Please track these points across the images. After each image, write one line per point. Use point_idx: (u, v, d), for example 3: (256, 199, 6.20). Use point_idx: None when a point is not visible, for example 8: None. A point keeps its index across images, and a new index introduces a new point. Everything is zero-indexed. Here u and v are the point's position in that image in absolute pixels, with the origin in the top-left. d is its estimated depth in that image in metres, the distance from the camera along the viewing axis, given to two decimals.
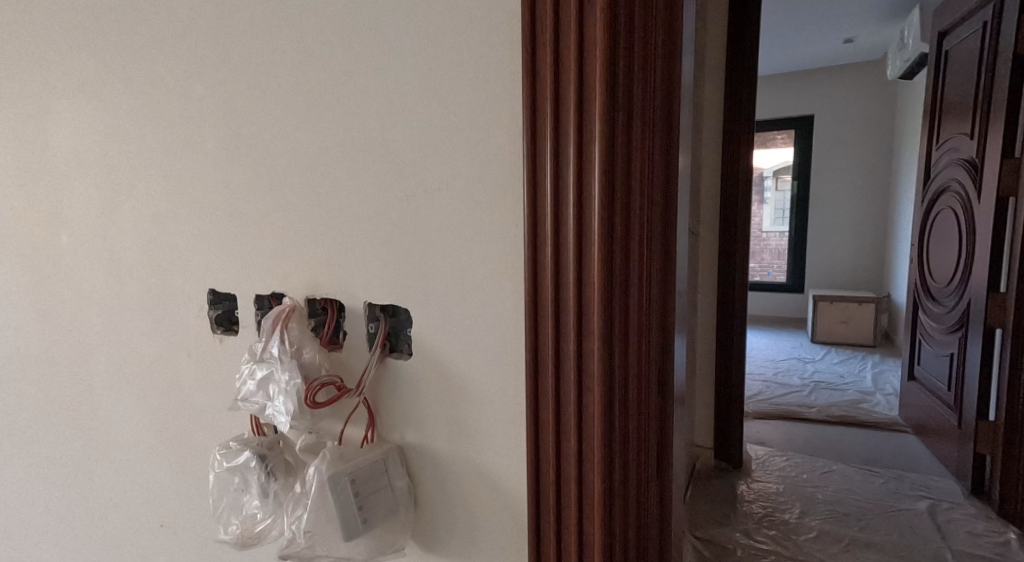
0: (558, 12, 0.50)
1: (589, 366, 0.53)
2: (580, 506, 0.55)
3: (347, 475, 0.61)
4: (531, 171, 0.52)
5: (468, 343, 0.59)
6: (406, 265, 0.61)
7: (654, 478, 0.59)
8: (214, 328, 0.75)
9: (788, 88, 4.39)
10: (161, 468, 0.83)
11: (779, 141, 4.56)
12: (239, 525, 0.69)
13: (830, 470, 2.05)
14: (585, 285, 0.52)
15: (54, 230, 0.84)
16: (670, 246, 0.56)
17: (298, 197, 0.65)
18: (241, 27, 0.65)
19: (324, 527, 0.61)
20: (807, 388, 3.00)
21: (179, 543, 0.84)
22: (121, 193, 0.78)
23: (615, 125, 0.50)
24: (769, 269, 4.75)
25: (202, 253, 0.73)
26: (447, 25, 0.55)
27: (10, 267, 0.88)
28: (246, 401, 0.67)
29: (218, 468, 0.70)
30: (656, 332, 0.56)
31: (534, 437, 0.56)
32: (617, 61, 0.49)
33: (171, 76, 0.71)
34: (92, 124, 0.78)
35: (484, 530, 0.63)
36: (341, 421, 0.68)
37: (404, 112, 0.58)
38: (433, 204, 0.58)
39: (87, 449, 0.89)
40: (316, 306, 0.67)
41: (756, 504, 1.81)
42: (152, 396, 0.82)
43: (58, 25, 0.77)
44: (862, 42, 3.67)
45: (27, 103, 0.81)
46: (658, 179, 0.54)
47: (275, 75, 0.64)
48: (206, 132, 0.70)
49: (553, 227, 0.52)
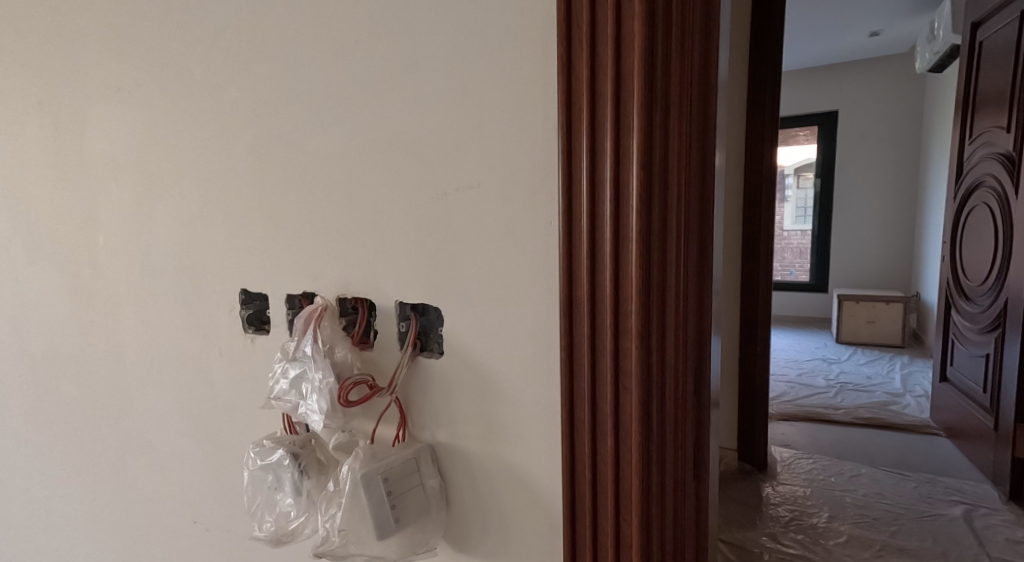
0: (593, 8, 0.49)
1: (626, 365, 0.52)
2: (617, 507, 0.55)
3: (380, 474, 0.61)
4: (566, 169, 0.52)
5: (501, 342, 0.59)
6: (437, 261, 0.61)
7: (692, 483, 0.58)
8: (245, 328, 0.76)
9: (811, 84, 4.31)
10: (193, 466, 0.85)
11: (801, 138, 4.47)
12: (274, 522, 0.70)
13: (860, 473, 2.00)
14: (623, 282, 0.51)
15: (90, 232, 0.85)
16: (707, 245, 0.54)
17: (329, 199, 0.66)
18: (272, 30, 0.66)
19: (358, 526, 0.61)
20: (833, 389, 2.94)
21: (211, 539, 0.86)
22: (155, 195, 0.79)
23: (654, 121, 0.49)
24: (792, 268, 4.67)
25: (233, 255, 0.74)
26: (478, 21, 0.55)
27: (48, 268, 0.90)
28: (279, 399, 0.68)
29: (252, 466, 0.71)
30: (692, 331, 0.55)
31: (568, 436, 0.56)
32: (656, 55, 0.49)
33: (204, 79, 0.72)
34: (127, 128, 0.79)
35: (517, 530, 0.62)
36: (372, 420, 0.68)
37: (434, 114, 0.58)
38: (464, 201, 0.58)
39: (123, 448, 0.91)
40: (347, 305, 0.67)
41: (782, 507, 1.77)
42: (185, 396, 0.83)
43: (93, 31, 0.79)
44: (890, 35, 3.58)
45: (64, 105, 0.83)
46: (695, 176, 0.52)
47: (305, 74, 0.65)
48: (238, 135, 0.71)
49: (590, 225, 0.51)
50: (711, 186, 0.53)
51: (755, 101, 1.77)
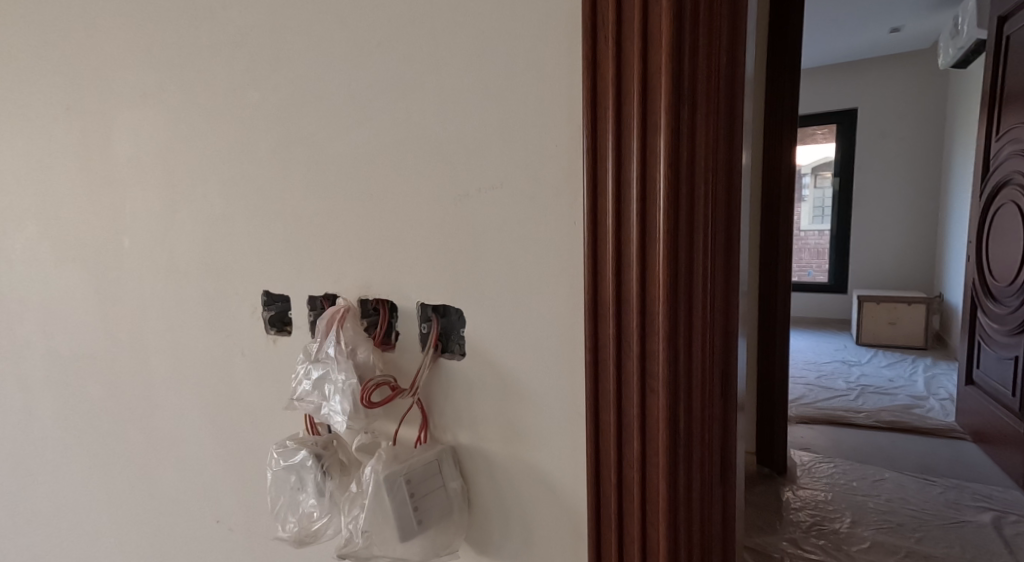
0: (620, 6, 0.49)
1: (653, 366, 0.52)
2: (643, 511, 0.54)
3: (403, 476, 0.61)
4: (591, 168, 0.51)
5: (524, 343, 0.58)
6: (459, 262, 0.61)
7: (720, 491, 0.56)
8: (267, 329, 0.76)
9: (830, 82, 4.25)
10: (215, 465, 0.85)
11: (819, 137, 4.41)
12: (297, 523, 0.70)
13: (883, 478, 1.96)
14: (650, 283, 0.51)
15: (115, 235, 0.87)
16: (735, 245, 0.53)
17: (351, 201, 0.66)
18: (295, 32, 0.66)
19: (381, 528, 0.61)
20: (853, 392, 2.89)
21: (233, 538, 0.86)
22: (179, 197, 0.80)
23: (681, 120, 0.49)
24: (809, 269, 4.61)
25: (256, 257, 0.75)
26: (498, 23, 0.55)
27: (74, 270, 0.92)
28: (302, 401, 0.68)
29: (275, 467, 0.71)
30: (720, 332, 0.53)
31: (593, 439, 0.55)
32: (684, 51, 0.48)
33: (227, 84, 0.73)
34: (152, 132, 0.80)
35: (540, 533, 0.62)
36: (395, 422, 0.68)
37: (456, 113, 0.58)
38: (487, 201, 0.58)
39: (147, 448, 0.92)
40: (368, 306, 0.67)
41: (803, 511, 1.74)
42: (208, 396, 0.84)
43: (119, 36, 0.80)
44: (911, 30, 3.51)
45: (90, 109, 0.84)
46: (722, 175, 0.51)
47: (327, 77, 0.65)
48: (261, 137, 0.71)
49: (616, 224, 0.51)
50: (738, 186, 0.52)
51: (774, 103, 1.75)
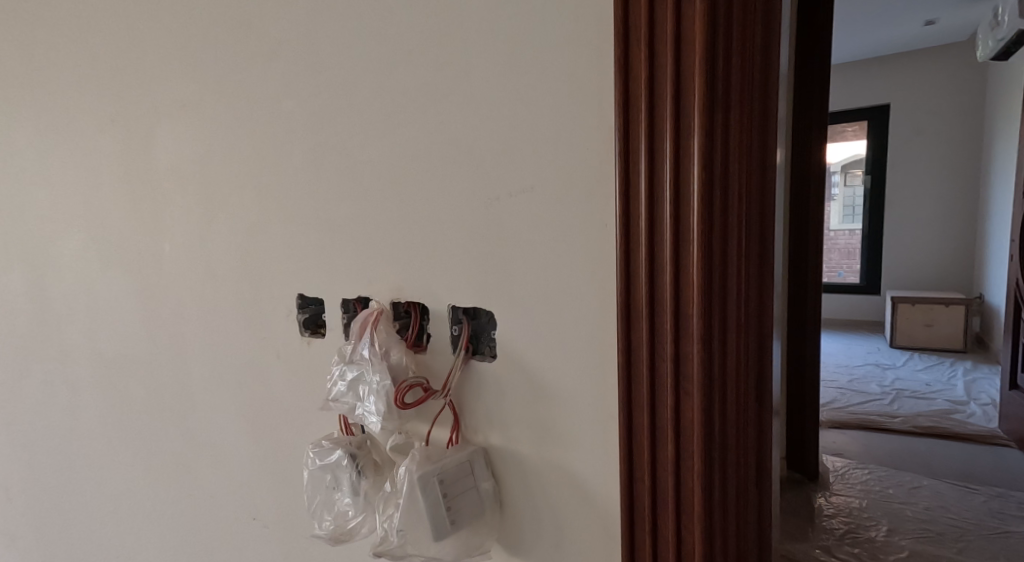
0: (652, 8, 0.49)
1: (687, 370, 0.51)
2: (678, 515, 0.54)
3: (436, 475, 0.62)
4: (623, 170, 0.51)
5: (555, 346, 0.59)
6: (489, 263, 0.61)
7: (754, 495, 0.56)
8: (302, 331, 0.78)
9: (862, 77, 4.14)
10: (252, 464, 0.88)
11: (849, 134, 4.30)
12: (332, 521, 0.72)
13: (920, 485, 1.90)
14: (684, 285, 0.51)
15: (157, 241, 0.90)
16: (769, 246, 0.53)
17: (385, 207, 0.67)
18: (329, 42, 0.68)
19: (415, 527, 0.62)
20: (887, 396, 2.81)
21: (268, 535, 0.89)
22: (217, 204, 0.83)
23: (715, 121, 0.48)
24: (840, 269, 4.50)
25: (291, 262, 0.77)
26: (532, 28, 0.55)
27: (118, 277, 0.95)
28: (337, 401, 0.69)
29: (312, 466, 0.73)
30: (754, 334, 0.53)
31: (627, 441, 0.55)
32: (718, 52, 0.48)
33: (262, 91, 0.75)
34: (192, 141, 0.83)
35: (572, 534, 0.62)
36: (427, 422, 0.69)
37: (487, 120, 0.59)
38: (518, 206, 0.58)
39: (187, 447, 0.95)
40: (400, 309, 0.69)
41: (837, 519, 1.69)
42: (244, 397, 0.86)
43: (161, 49, 0.83)
44: (947, 22, 3.41)
45: (133, 120, 0.88)
46: (754, 176, 0.51)
47: (361, 85, 0.67)
48: (296, 145, 0.73)
49: (649, 226, 0.51)
50: (772, 187, 0.52)
51: (802, 101, 1.72)
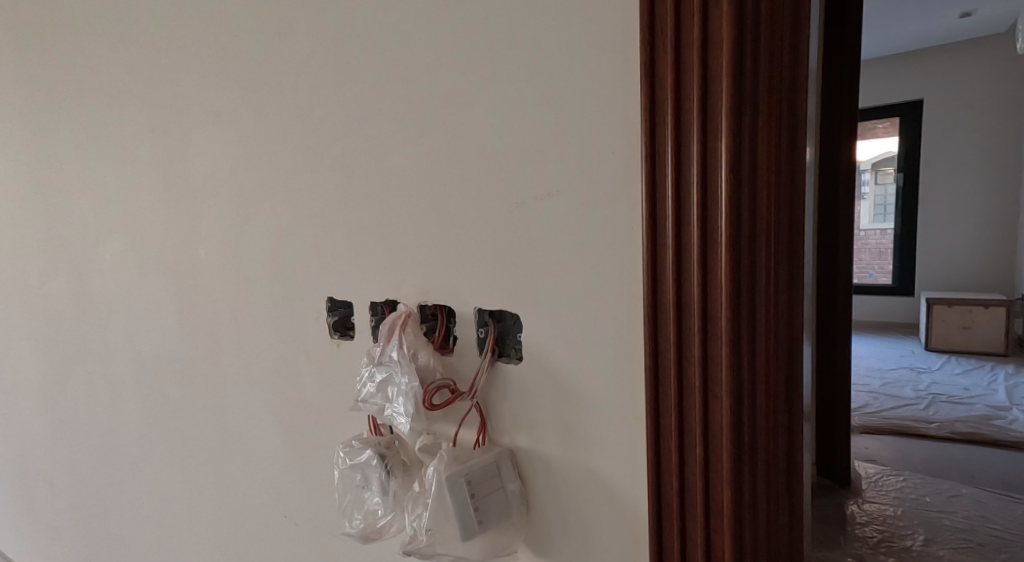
0: (678, 11, 0.49)
1: (715, 372, 0.51)
2: (706, 518, 0.54)
3: (463, 476, 0.63)
4: (650, 173, 0.52)
5: (581, 348, 0.59)
6: (515, 266, 0.62)
7: (785, 500, 0.56)
8: (331, 333, 0.80)
9: (894, 72, 4.04)
10: (283, 464, 0.90)
11: (880, 131, 4.20)
12: (362, 519, 0.73)
13: (959, 494, 1.84)
14: (711, 287, 0.51)
15: (193, 246, 0.93)
16: (798, 249, 0.52)
17: (412, 212, 0.68)
18: (358, 50, 0.70)
19: (444, 527, 0.63)
20: (922, 401, 2.73)
21: (299, 533, 0.91)
22: (249, 210, 0.85)
23: (743, 123, 0.48)
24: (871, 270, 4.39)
25: (321, 265, 0.79)
26: (556, 32, 0.56)
27: (157, 281, 0.99)
28: (366, 402, 0.71)
29: (342, 465, 0.74)
30: (783, 336, 0.53)
31: (654, 444, 0.55)
32: (744, 55, 0.48)
33: (293, 99, 0.77)
34: (225, 149, 0.86)
35: (599, 537, 0.62)
36: (454, 424, 0.70)
37: (512, 126, 0.60)
38: (543, 211, 0.59)
39: (220, 446, 0.97)
40: (427, 312, 0.70)
41: (870, 527, 1.64)
42: (276, 398, 0.88)
43: (197, 60, 0.86)
44: (984, 14, 3.31)
45: (170, 128, 0.91)
46: (783, 178, 0.51)
47: (389, 93, 0.68)
48: (325, 152, 0.75)
49: (675, 229, 0.51)
50: (800, 188, 0.52)
51: (832, 99, 1.69)
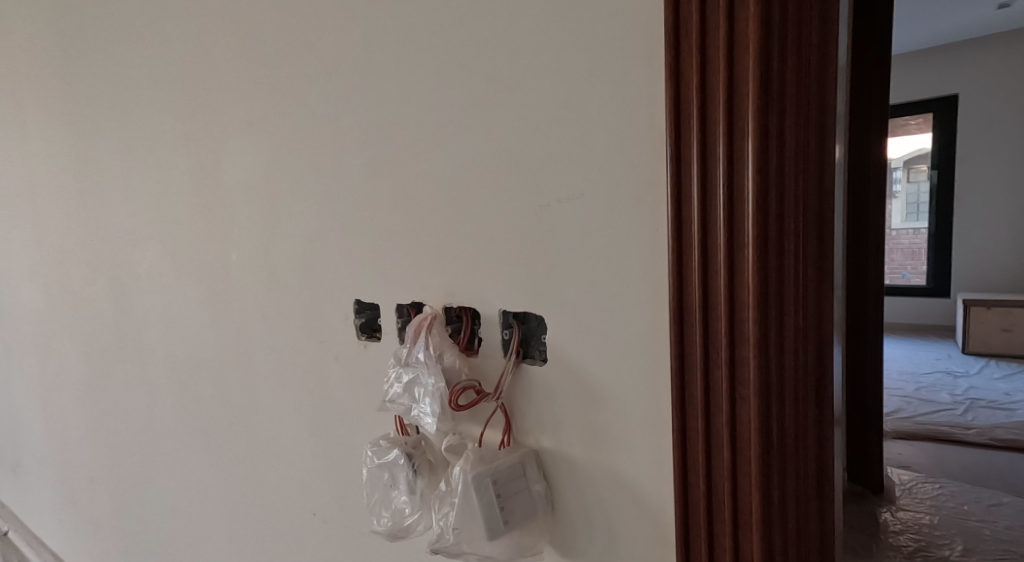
0: (704, 12, 0.49)
1: (743, 374, 0.51)
2: (734, 522, 0.53)
3: (489, 476, 0.64)
4: (675, 175, 0.51)
5: (606, 350, 0.59)
6: (540, 268, 0.62)
7: (814, 501, 0.55)
8: (359, 335, 0.81)
9: (927, 67, 3.94)
10: (312, 462, 0.92)
11: (913, 127, 4.10)
12: (389, 518, 0.74)
13: (999, 503, 1.78)
14: (738, 289, 0.50)
15: (225, 249, 0.95)
16: (826, 249, 0.52)
17: (438, 216, 0.70)
18: (385, 57, 0.71)
19: (470, 526, 0.64)
20: (960, 406, 2.64)
21: (327, 531, 0.92)
22: (279, 214, 0.87)
23: (770, 124, 0.48)
24: (904, 271, 4.28)
25: (349, 268, 0.80)
26: (581, 36, 0.56)
27: (191, 283, 1.02)
28: (393, 402, 0.72)
29: (370, 464, 0.76)
30: (811, 337, 0.52)
31: (680, 446, 0.55)
32: (771, 55, 0.47)
33: (322, 105, 0.79)
34: (256, 154, 0.88)
35: (625, 539, 0.62)
36: (480, 425, 0.71)
37: (536, 130, 0.61)
38: (568, 214, 0.59)
39: (251, 444, 1.00)
40: (452, 314, 0.71)
41: (905, 536, 1.58)
42: (305, 398, 0.90)
43: (229, 67, 0.89)
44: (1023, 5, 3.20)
45: (204, 136, 0.94)
46: (810, 178, 0.51)
47: (415, 98, 0.69)
48: (353, 157, 0.77)
49: (701, 231, 0.51)
50: (828, 187, 0.52)
51: (862, 96, 1.66)
